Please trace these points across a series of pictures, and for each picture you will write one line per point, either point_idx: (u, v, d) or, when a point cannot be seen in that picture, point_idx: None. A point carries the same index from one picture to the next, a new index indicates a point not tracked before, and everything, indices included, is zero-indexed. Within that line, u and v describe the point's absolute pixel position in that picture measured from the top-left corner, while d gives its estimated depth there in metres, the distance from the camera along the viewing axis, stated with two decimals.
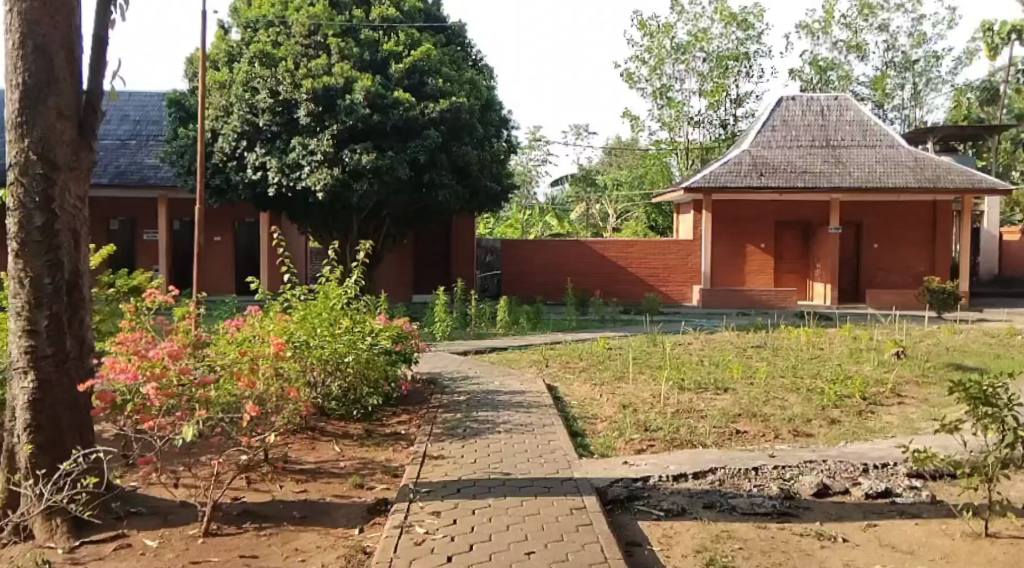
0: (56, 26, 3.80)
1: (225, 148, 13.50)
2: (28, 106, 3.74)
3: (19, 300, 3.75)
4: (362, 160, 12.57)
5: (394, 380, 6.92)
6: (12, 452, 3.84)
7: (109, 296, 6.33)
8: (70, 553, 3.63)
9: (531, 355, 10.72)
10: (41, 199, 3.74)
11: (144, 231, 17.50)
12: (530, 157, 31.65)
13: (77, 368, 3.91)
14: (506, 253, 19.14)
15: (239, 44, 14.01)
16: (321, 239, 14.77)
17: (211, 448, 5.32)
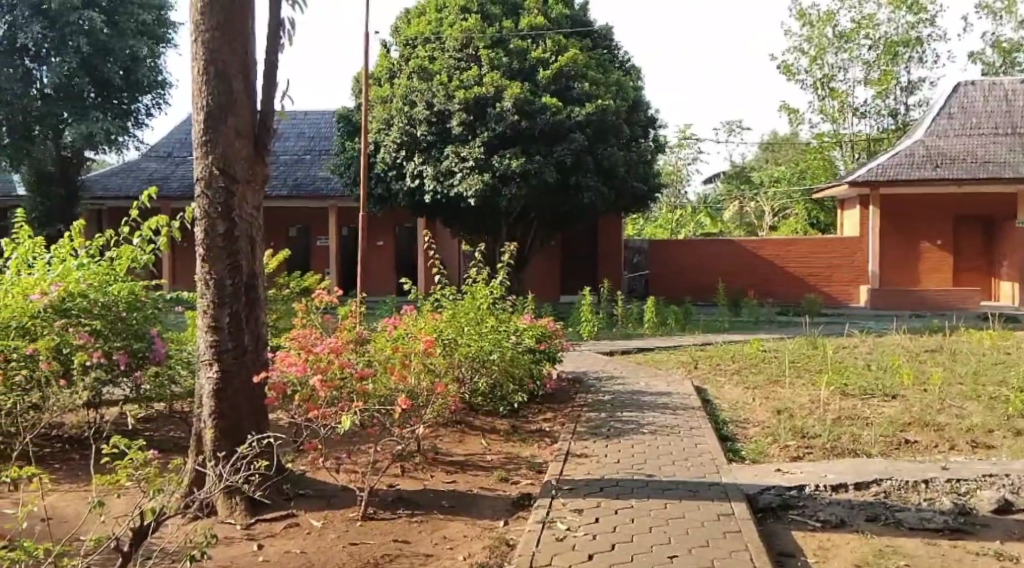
0: (234, 52, 4.15)
1: (387, 159, 14.26)
2: (211, 125, 4.11)
3: (205, 299, 4.12)
4: (511, 165, 12.86)
5: (538, 378, 7.04)
6: (198, 435, 4.21)
7: (283, 296, 6.83)
8: (247, 529, 3.94)
9: (681, 356, 10.52)
10: (222, 209, 4.10)
11: (319, 237, 18.68)
12: (680, 156, 31.03)
13: (254, 361, 4.25)
14: (653, 254, 18.85)
15: (399, 61, 14.68)
16: (471, 239, 15.15)
17: (369, 438, 5.62)
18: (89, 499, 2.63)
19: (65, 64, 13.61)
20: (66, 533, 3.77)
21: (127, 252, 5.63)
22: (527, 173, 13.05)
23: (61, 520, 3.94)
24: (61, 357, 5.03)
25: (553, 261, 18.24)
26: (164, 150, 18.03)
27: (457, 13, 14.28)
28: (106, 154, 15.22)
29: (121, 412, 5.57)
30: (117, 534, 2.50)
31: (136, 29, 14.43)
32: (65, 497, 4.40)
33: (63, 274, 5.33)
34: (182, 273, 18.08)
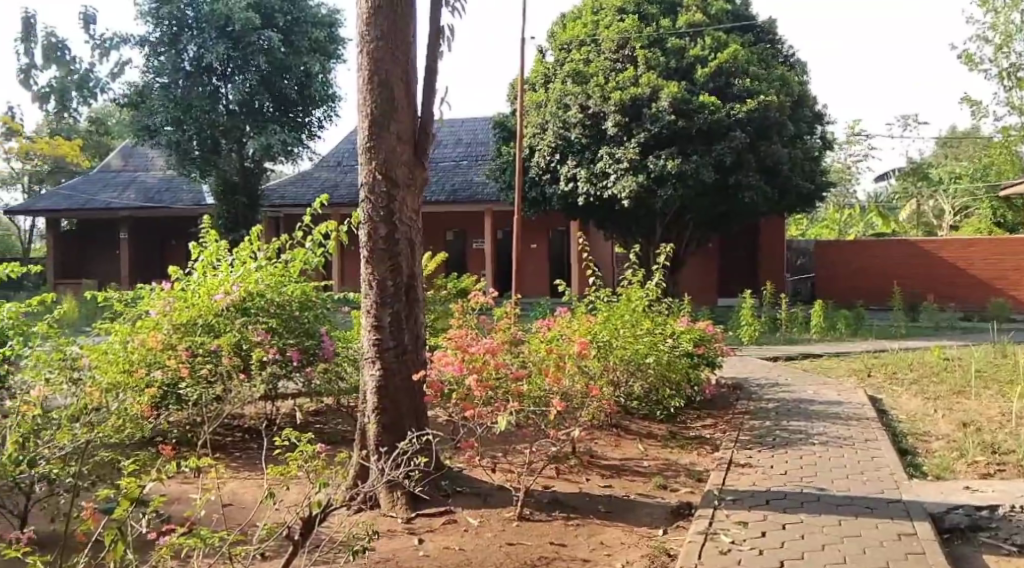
0: (396, 61, 4.34)
1: (542, 163, 14.41)
2: (375, 133, 4.32)
3: (369, 299, 4.35)
4: (667, 166, 12.60)
5: (698, 383, 6.84)
6: (363, 430, 4.44)
7: (442, 297, 7.10)
8: (408, 523, 4.09)
9: (851, 363, 9.88)
10: (385, 212, 4.31)
11: (475, 240, 19.23)
12: (847, 153, 29.23)
13: (414, 359, 4.42)
14: (819, 256, 17.92)
15: (554, 65, 14.79)
16: (624, 242, 15.03)
17: (524, 438, 5.71)
18: (264, 491, 2.81)
19: (245, 81, 14.75)
20: (242, 521, 4.09)
21: (301, 254, 6.15)
22: (684, 175, 12.75)
23: (239, 506, 4.31)
24: (242, 352, 5.50)
25: (711, 266, 17.46)
26: (334, 161, 19.19)
27: (614, 15, 14.20)
28: (284, 164, 16.41)
29: (294, 405, 6.01)
30: (287, 525, 2.65)
31: (310, 46, 15.32)
32: (244, 484, 4.79)
33: (244, 276, 5.83)
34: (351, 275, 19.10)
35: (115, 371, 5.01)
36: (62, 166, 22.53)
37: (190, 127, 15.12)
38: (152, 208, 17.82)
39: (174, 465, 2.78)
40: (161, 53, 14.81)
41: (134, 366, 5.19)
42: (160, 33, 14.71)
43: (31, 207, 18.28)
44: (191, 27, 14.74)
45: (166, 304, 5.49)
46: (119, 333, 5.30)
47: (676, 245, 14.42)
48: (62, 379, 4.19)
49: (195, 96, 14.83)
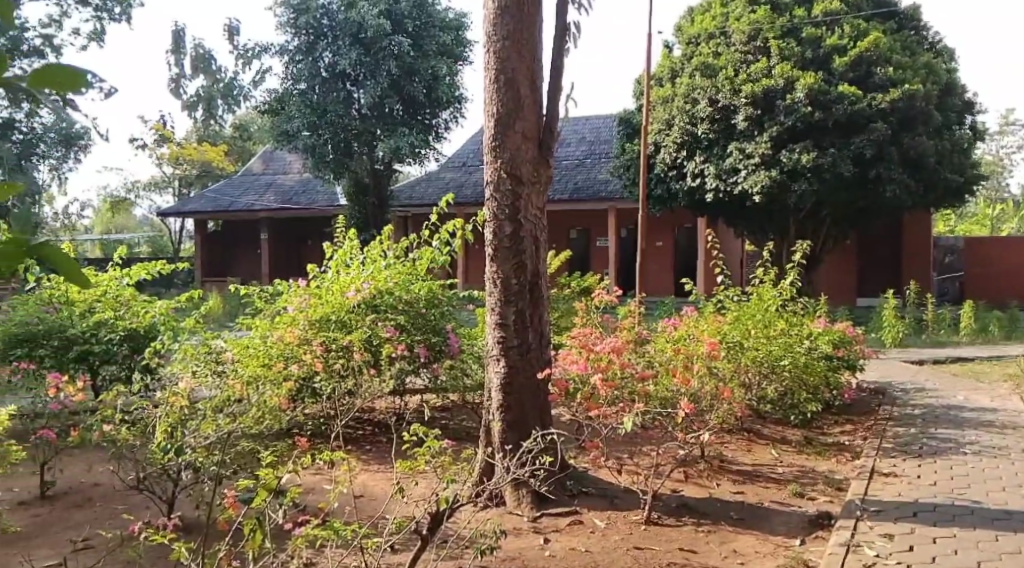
0: (522, 59, 4.38)
1: (667, 159, 14.25)
2: (500, 131, 4.37)
3: (493, 297, 4.41)
4: (802, 160, 12.23)
5: (837, 387, 6.56)
6: (488, 427, 4.51)
7: (565, 296, 7.18)
8: (534, 522, 4.11)
9: (1006, 368, 9.28)
10: (509, 211, 4.36)
11: (597, 239, 18.91)
12: (994, 145, 27.41)
13: (538, 357, 4.45)
14: (969, 252, 16.84)
15: (682, 59, 14.48)
16: (756, 241, 14.48)
17: (651, 440, 5.64)
18: (393, 485, 2.89)
19: (376, 86, 15.11)
20: (372, 513, 4.22)
21: (427, 253, 6.32)
22: (820, 169, 12.35)
23: (369, 498, 4.46)
24: (372, 348, 5.63)
25: (850, 265, 16.82)
26: (460, 161, 19.35)
27: (745, 6, 13.88)
28: (411, 164, 16.55)
29: (422, 402, 6.15)
30: (417, 518, 2.70)
31: (437, 50, 15.59)
32: (374, 476, 4.95)
33: (374, 273, 6.04)
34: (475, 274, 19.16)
35: (255, 364, 5.19)
36: (210, 170, 23.94)
37: (325, 130, 15.55)
38: (289, 207, 18.40)
39: (306, 458, 2.91)
40: (299, 61, 15.39)
41: (272, 360, 5.39)
42: (298, 42, 15.33)
43: (180, 208, 19.15)
44: (326, 35, 15.24)
45: (302, 301, 5.73)
46: (259, 328, 5.55)
47: (812, 241, 13.70)
48: (209, 372, 4.64)
49: (331, 102, 15.33)
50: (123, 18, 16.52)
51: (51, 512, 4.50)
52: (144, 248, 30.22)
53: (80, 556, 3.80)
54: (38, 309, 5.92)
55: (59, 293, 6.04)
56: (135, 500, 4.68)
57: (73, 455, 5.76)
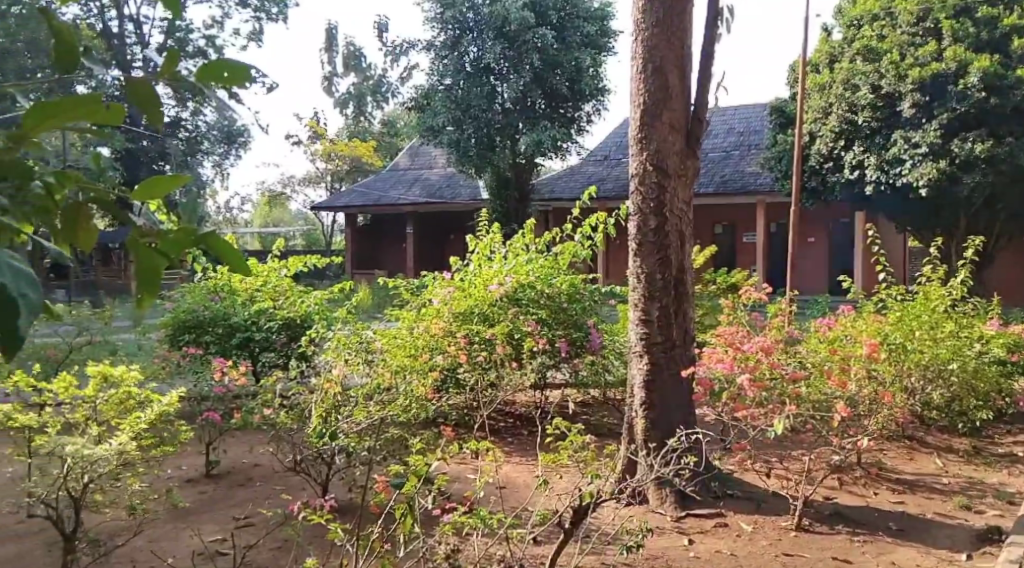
0: (671, 47, 4.32)
1: (823, 150, 13.56)
2: (647, 122, 4.34)
3: (637, 293, 4.42)
4: (976, 149, 11.56)
5: (1010, 394, 6.20)
6: (631, 425, 4.51)
7: (710, 293, 7.12)
8: (677, 522, 4.10)
9: None
10: (655, 204, 4.33)
11: (745, 234, 17.45)
12: None
13: (683, 355, 4.42)
14: None
15: (841, 43, 13.82)
16: (920, 237, 13.62)
17: (802, 445, 5.52)
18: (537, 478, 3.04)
19: (520, 80, 14.28)
20: (516, 504, 4.31)
21: (569, 248, 6.37)
22: (994, 158, 11.69)
23: (511, 489, 4.57)
24: (514, 340, 5.85)
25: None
26: (602, 153, 17.82)
27: None
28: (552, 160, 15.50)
29: (564, 397, 6.36)
30: (559, 512, 2.84)
31: (582, 41, 14.55)
32: (517, 468, 5.07)
33: (516, 268, 6.20)
34: (616, 268, 17.70)
35: (402, 355, 5.36)
36: (361, 167, 23.77)
37: (468, 126, 14.83)
38: (435, 203, 18.05)
39: (453, 448, 3.21)
40: (445, 57, 14.76)
41: (418, 351, 5.57)
42: (444, 37, 14.71)
43: (330, 204, 19.12)
44: (471, 29, 14.54)
45: (447, 293, 5.95)
46: (407, 320, 5.79)
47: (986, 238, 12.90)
48: (360, 361, 4.79)
49: (473, 96, 14.54)
50: (280, 16, 18.05)
51: (217, 490, 4.87)
52: (300, 241, 31.73)
53: (242, 534, 4.08)
54: (204, 298, 6.36)
55: (222, 283, 6.46)
56: (292, 481, 4.96)
57: (235, 437, 6.15)
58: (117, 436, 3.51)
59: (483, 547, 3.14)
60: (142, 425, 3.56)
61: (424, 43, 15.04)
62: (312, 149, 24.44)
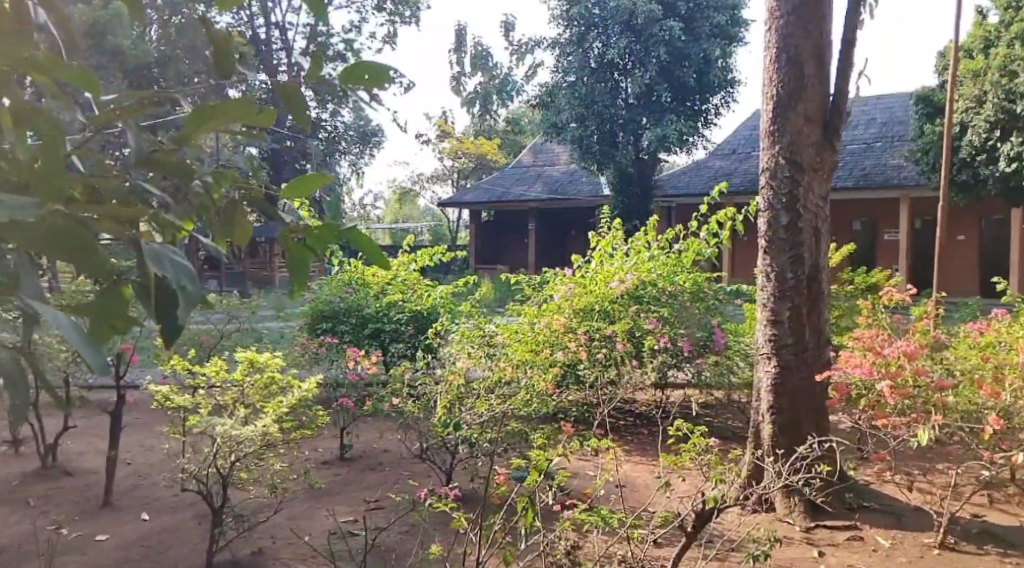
0: (809, 36, 4.14)
1: (975, 141, 12.69)
2: (781, 114, 4.19)
3: (766, 293, 4.28)
4: None
5: None
6: (758, 429, 4.38)
7: (847, 293, 6.79)
8: (807, 532, 3.94)
9: None
10: (787, 199, 4.17)
11: (886, 231, 16.52)
12: None
13: (816, 359, 4.24)
14: None
15: (999, 26, 12.73)
16: None
17: (949, 457, 5.16)
18: (659, 478, 2.98)
19: (644, 74, 14.11)
20: (637, 504, 4.26)
21: (694, 245, 6.24)
22: None
23: (632, 489, 4.54)
24: (635, 339, 5.83)
25: None
26: (729, 148, 17.33)
27: None
28: (677, 154, 15.17)
29: (688, 398, 6.26)
30: (682, 515, 2.78)
31: (711, 32, 14.16)
32: (637, 468, 5.04)
33: (638, 264, 6.12)
34: (743, 265, 17.10)
35: (524, 350, 5.50)
36: (485, 164, 24.14)
37: (591, 122, 14.76)
38: (558, 200, 18.08)
39: (575, 444, 3.20)
40: (570, 53, 14.76)
41: (540, 346, 5.68)
42: (569, 33, 14.67)
43: (456, 201, 19.48)
44: (597, 24, 14.42)
45: (568, 289, 5.98)
46: (527, 315, 5.88)
47: None
48: (482, 354, 4.86)
49: (597, 92, 14.48)
50: (413, 19, 18.61)
51: (350, 472, 5.09)
52: (427, 237, 32.56)
53: (372, 516, 4.25)
54: (340, 290, 6.69)
55: (356, 276, 6.77)
56: (419, 468, 5.12)
57: (366, 423, 6.40)
58: (262, 418, 3.73)
59: (602, 545, 3.12)
60: (284, 409, 3.76)
61: (549, 40, 15.07)
62: (439, 147, 25.03)
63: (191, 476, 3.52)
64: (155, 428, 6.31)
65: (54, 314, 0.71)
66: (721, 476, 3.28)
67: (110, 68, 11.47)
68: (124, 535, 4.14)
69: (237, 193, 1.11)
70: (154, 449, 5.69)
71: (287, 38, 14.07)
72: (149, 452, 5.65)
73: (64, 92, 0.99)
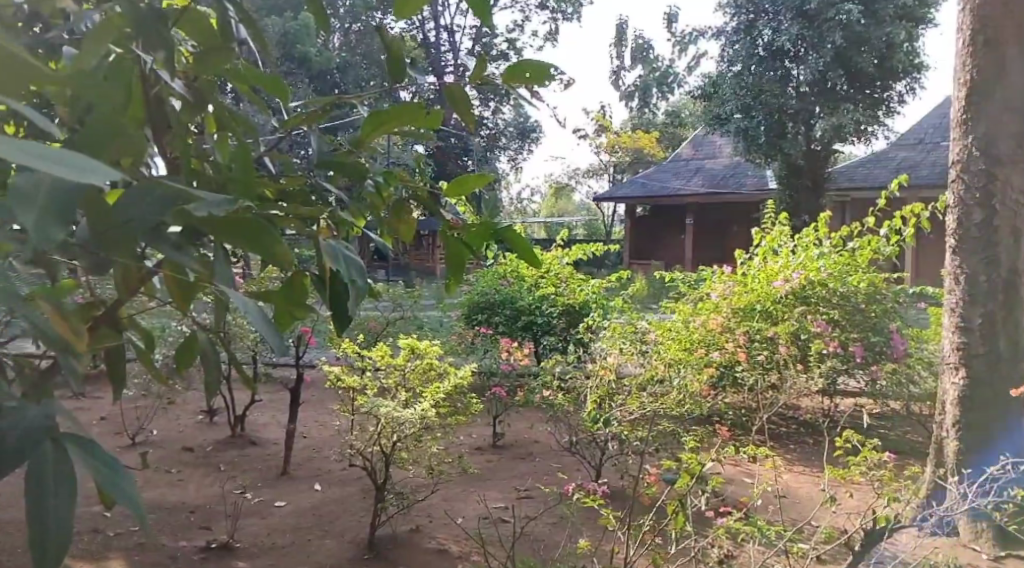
0: (1011, 13, 3.72)
1: None
2: (975, 101, 3.82)
3: (955, 296, 3.95)
4: None
5: None
6: (940, 445, 4.05)
7: None
8: (996, 562, 3.61)
9: None
10: (981, 195, 3.82)
11: None
12: None
13: (1012, 372, 3.85)
14: None
15: None
16: None
17: None
18: (824, 493, 2.82)
19: (818, 60, 13.22)
20: (799, 517, 4.06)
21: (870, 243, 5.82)
22: None
23: (794, 501, 4.32)
24: (800, 342, 5.53)
25: None
26: (914, 138, 16.06)
27: None
28: (854, 145, 14.27)
29: (857, 407, 5.88)
30: (849, 532, 2.62)
31: (895, 14, 13.15)
32: (799, 479, 4.79)
33: (805, 262, 5.78)
34: (928, 265, 15.83)
35: (678, 348, 5.45)
36: (645, 158, 23.82)
37: (758, 112, 14.12)
38: (720, 194, 17.44)
39: (731, 449, 3.10)
40: (737, 41, 14.09)
41: (694, 345, 5.63)
42: (738, 22, 14.09)
43: (612, 195, 19.24)
44: (767, 11, 13.81)
45: (726, 288, 5.80)
46: (682, 313, 5.80)
47: None
48: (634, 351, 4.77)
49: (765, 82, 13.84)
50: (575, 16, 18.64)
51: (501, 460, 5.21)
52: (582, 231, 32.56)
53: (523, 505, 4.35)
54: (495, 283, 6.84)
55: (511, 269, 6.90)
56: (568, 460, 5.15)
57: (518, 414, 6.52)
58: (422, 402, 3.91)
59: (760, 557, 3.00)
60: (441, 395, 3.91)
61: (714, 30, 14.62)
62: (599, 141, 24.95)
63: (359, 453, 3.76)
64: (327, 406, 6.75)
65: (243, 297, 0.78)
66: (895, 495, 3.06)
67: (295, 73, 12.36)
68: (298, 503, 4.47)
69: (404, 191, 1.17)
70: (326, 426, 6.09)
71: (455, 39, 14.52)
72: (322, 428, 6.05)
73: (262, 100, 1.10)
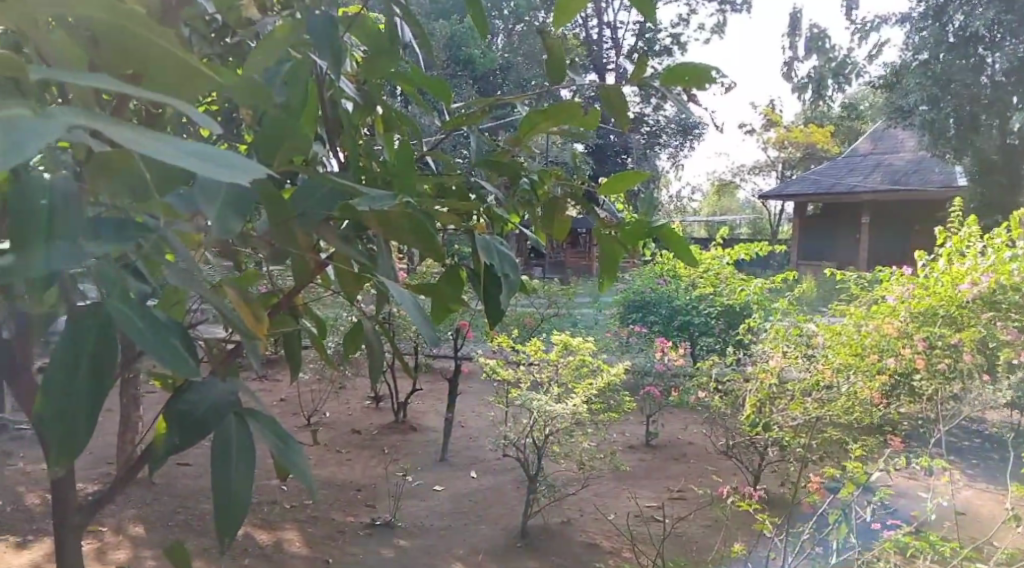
0: None
1: None
2: None
3: None
4: None
5: None
6: None
7: None
8: None
9: None
10: None
11: None
12: None
13: None
14: None
15: None
16: None
17: None
18: (1008, 510, 2.56)
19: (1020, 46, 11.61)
20: (979, 535, 3.73)
21: None
22: None
23: (974, 518, 3.97)
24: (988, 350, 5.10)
25: None
26: None
27: None
28: None
29: None
30: None
31: None
32: (981, 495, 4.40)
33: (995, 264, 5.31)
34: None
35: (848, 353, 5.00)
36: (815, 153, 22.65)
37: (947, 103, 12.78)
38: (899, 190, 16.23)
39: (902, 460, 2.88)
40: (923, 28, 12.62)
41: (866, 350, 5.13)
42: (924, 6, 12.54)
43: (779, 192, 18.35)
44: None
45: (904, 290, 5.41)
46: (854, 316, 5.41)
47: None
48: (799, 354, 4.54)
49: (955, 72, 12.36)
50: (744, 7, 17.99)
51: (654, 459, 5.15)
52: (746, 229, 31.44)
53: (674, 505, 4.27)
54: (651, 281, 6.75)
55: (668, 268, 6.78)
56: (724, 464, 5.00)
57: (672, 414, 6.42)
58: (573, 397, 3.91)
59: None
60: (593, 391, 3.90)
61: (899, 15, 13.54)
62: (766, 136, 23.98)
63: (512, 444, 3.82)
64: (483, 397, 6.95)
65: (401, 288, 0.82)
66: None
67: (461, 75, 12.77)
68: (455, 488, 4.64)
69: (561, 190, 1.18)
70: (483, 415, 6.28)
71: (618, 35, 14.43)
72: (479, 418, 6.23)
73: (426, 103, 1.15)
